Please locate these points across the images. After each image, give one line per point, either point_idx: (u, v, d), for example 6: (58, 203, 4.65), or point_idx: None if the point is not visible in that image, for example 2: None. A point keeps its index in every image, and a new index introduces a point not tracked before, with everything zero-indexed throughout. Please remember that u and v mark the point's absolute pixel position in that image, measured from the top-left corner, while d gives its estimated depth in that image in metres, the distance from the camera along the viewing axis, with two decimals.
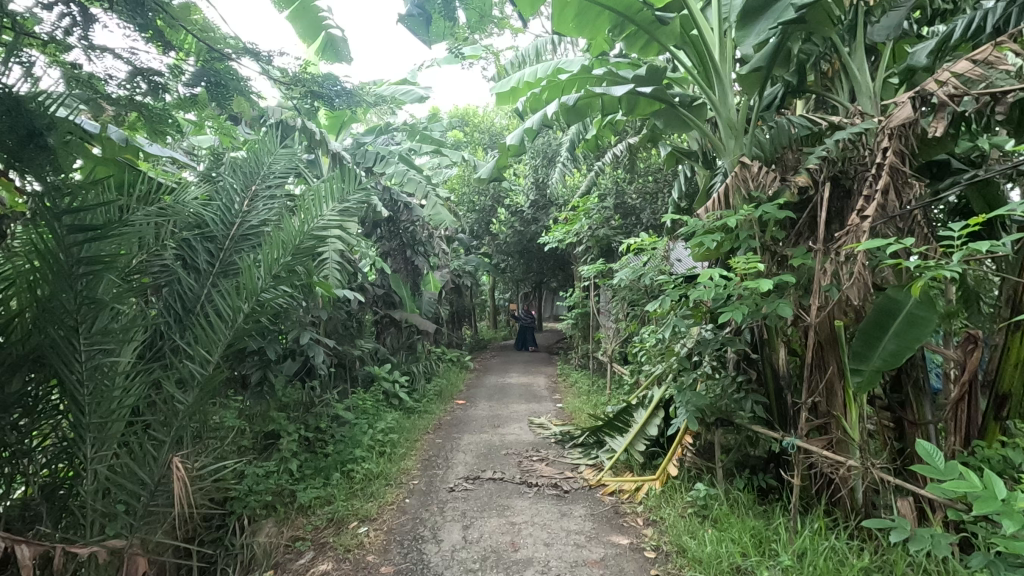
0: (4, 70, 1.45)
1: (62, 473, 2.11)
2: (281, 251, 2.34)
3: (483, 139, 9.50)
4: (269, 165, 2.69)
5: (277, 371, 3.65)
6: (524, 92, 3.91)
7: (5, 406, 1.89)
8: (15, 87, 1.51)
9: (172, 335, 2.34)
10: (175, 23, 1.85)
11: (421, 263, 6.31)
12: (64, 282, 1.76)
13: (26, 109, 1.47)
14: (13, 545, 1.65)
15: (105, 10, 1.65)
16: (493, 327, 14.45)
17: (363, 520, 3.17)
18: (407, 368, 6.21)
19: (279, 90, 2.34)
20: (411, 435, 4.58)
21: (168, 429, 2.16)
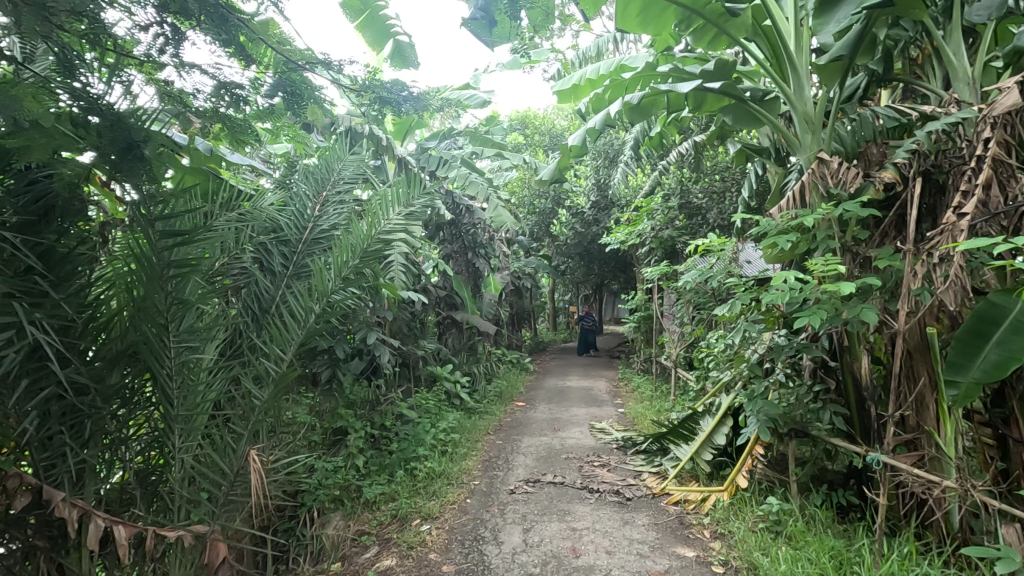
0: (107, 87, 1.52)
1: (154, 460, 2.27)
2: (351, 255, 2.43)
3: (544, 140, 9.47)
4: (339, 171, 2.81)
5: (346, 369, 3.79)
6: (586, 91, 3.86)
7: (106, 398, 2.02)
8: (116, 104, 1.53)
9: (250, 334, 2.47)
10: (256, 37, 1.93)
11: (482, 265, 6.37)
12: (157, 284, 1.91)
13: (124, 121, 1.50)
14: (111, 524, 1.80)
15: (194, 28, 1.71)
16: (552, 330, 14.40)
17: (426, 518, 3.23)
18: (468, 369, 6.30)
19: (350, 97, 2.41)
20: (472, 436, 4.63)
21: (246, 422, 2.30)
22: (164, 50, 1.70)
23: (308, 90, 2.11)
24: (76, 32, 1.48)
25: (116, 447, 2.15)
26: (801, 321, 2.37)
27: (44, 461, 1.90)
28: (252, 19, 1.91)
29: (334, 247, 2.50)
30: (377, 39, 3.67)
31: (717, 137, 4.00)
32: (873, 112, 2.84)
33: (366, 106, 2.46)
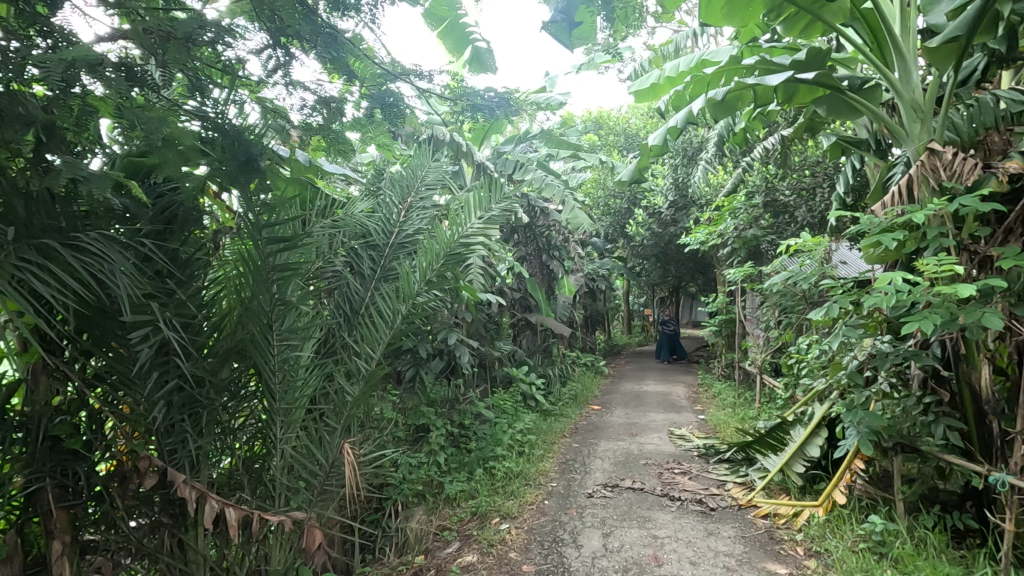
0: (222, 107, 1.61)
1: (257, 448, 2.44)
2: (435, 259, 2.53)
3: (619, 141, 9.33)
4: (423, 177, 2.91)
5: (427, 369, 3.92)
6: (666, 89, 3.75)
7: (219, 390, 2.21)
8: (228, 117, 1.63)
9: (342, 333, 2.61)
10: (368, 62, 2.04)
11: (556, 267, 6.37)
12: (263, 286, 2.10)
13: (242, 139, 1.62)
14: (223, 507, 1.98)
15: (304, 48, 1.78)
16: (627, 333, 14.08)
17: (505, 517, 3.27)
18: (543, 371, 6.31)
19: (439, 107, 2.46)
20: (548, 438, 4.64)
21: (338, 417, 2.45)
22: (276, 72, 1.76)
23: (394, 99, 2.15)
24: (212, 59, 1.59)
25: (226, 435, 2.34)
26: (910, 326, 2.18)
27: (168, 446, 2.10)
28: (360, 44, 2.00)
29: (418, 252, 2.62)
30: (456, 44, 3.73)
31: (807, 130, 3.77)
32: (994, 96, 2.59)
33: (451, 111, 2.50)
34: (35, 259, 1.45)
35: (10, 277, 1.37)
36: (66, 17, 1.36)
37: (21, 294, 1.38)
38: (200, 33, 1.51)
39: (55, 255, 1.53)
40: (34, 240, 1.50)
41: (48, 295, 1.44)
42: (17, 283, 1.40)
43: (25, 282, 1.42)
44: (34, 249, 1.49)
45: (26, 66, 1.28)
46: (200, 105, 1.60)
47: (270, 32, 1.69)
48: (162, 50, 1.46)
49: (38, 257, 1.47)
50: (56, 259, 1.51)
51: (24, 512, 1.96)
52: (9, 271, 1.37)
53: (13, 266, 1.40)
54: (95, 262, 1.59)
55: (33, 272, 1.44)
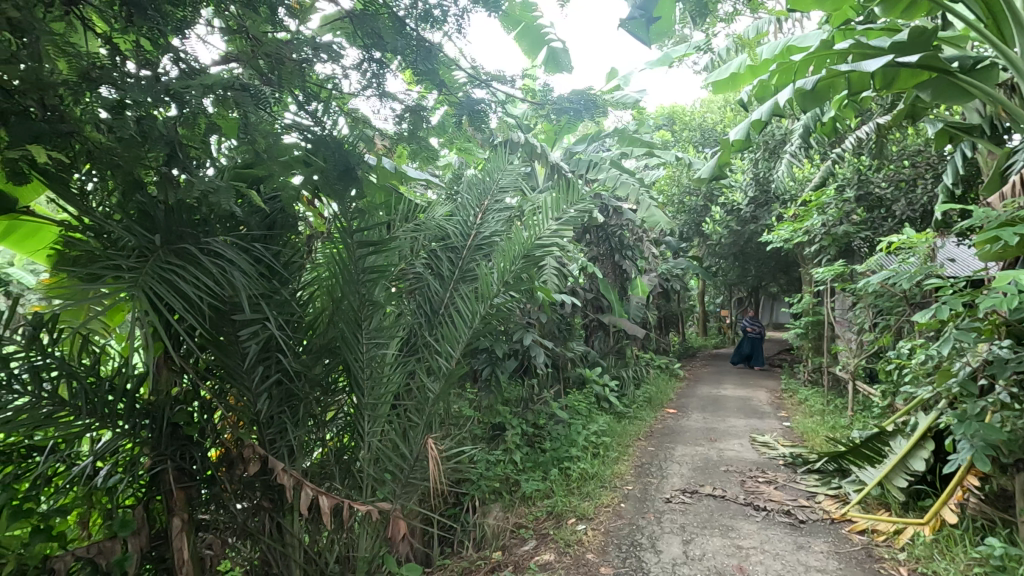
0: (320, 119, 1.70)
1: (345, 439, 2.59)
2: (513, 261, 2.58)
3: (694, 136, 9.02)
4: (499, 180, 2.91)
5: (503, 368, 3.99)
6: (748, 79, 3.58)
7: (313, 384, 2.35)
8: (332, 130, 1.72)
9: (424, 332, 2.70)
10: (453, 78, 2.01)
11: (629, 268, 6.26)
12: (353, 287, 2.23)
13: (342, 149, 1.70)
14: (318, 494, 2.11)
15: (397, 61, 1.83)
16: (702, 334, 13.61)
17: (581, 517, 3.27)
18: (617, 373, 6.24)
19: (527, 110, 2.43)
20: (624, 441, 4.57)
21: (421, 413, 2.57)
22: (370, 86, 1.80)
23: (483, 110, 2.07)
24: (315, 80, 1.69)
25: (318, 428, 2.49)
26: None
27: (269, 435, 2.27)
28: (448, 54, 1.97)
29: (496, 254, 2.67)
30: (533, 46, 3.20)
31: (907, 117, 3.49)
32: None
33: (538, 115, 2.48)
34: (176, 261, 1.68)
35: (156, 277, 1.60)
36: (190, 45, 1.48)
37: (167, 291, 1.60)
38: (297, 49, 1.61)
39: (191, 257, 1.76)
40: (173, 245, 1.73)
41: (188, 292, 1.66)
42: (163, 282, 1.62)
43: (169, 281, 1.64)
44: (174, 253, 1.72)
45: (170, 92, 1.42)
46: (292, 117, 1.67)
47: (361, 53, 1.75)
48: (278, 73, 1.60)
49: (177, 260, 1.69)
50: (193, 261, 1.74)
51: (149, 490, 2.19)
52: (156, 274, 1.61)
53: (159, 268, 1.63)
54: (221, 265, 1.80)
55: (175, 272, 1.66)
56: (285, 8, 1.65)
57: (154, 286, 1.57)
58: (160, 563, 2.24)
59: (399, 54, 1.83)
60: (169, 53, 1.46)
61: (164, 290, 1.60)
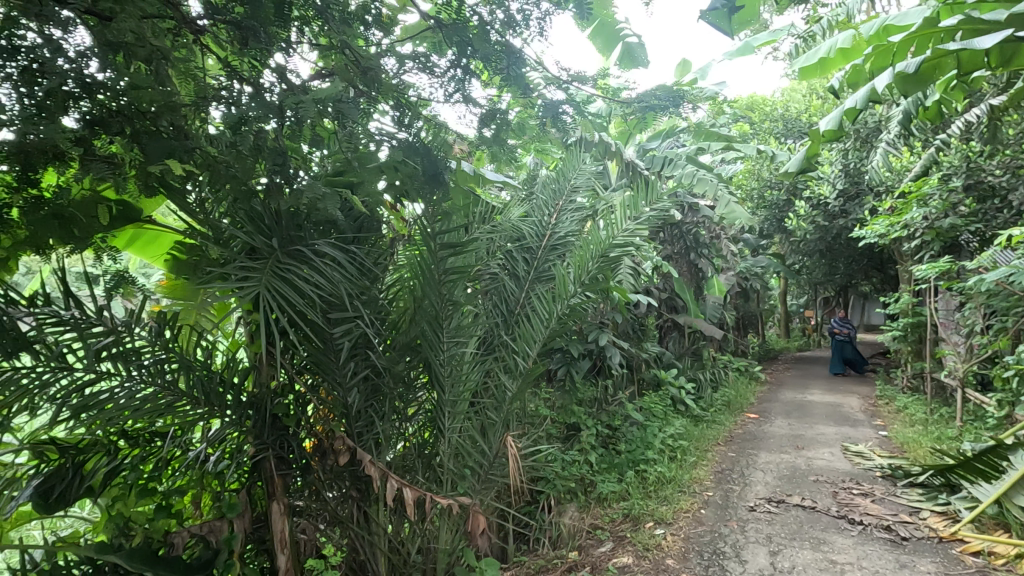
0: (398, 122, 1.73)
1: (425, 435, 2.67)
2: (590, 261, 2.57)
3: (775, 127, 8.58)
4: (574, 180, 2.91)
5: (578, 368, 3.98)
6: (839, 63, 3.39)
7: (396, 380, 2.45)
8: (420, 134, 1.77)
9: (501, 332, 2.75)
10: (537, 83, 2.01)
11: (706, 266, 6.05)
12: (436, 286, 2.31)
13: (433, 155, 1.77)
14: (401, 486, 2.20)
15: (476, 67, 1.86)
16: (784, 335, 12.88)
17: (659, 522, 3.21)
18: (694, 375, 6.04)
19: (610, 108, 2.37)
20: (703, 445, 4.43)
21: (499, 411, 2.63)
22: (453, 92, 1.85)
23: (566, 113, 2.10)
24: (406, 91, 1.76)
25: (401, 423, 2.59)
26: None
27: (358, 428, 2.39)
28: (528, 58, 1.92)
29: (573, 255, 2.67)
30: (608, 43, 3.04)
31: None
32: None
33: (618, 113, 2.43)
34: (290, 263, 1.88)
35: (275, 276, 1.83)
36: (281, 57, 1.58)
37: (282, 287, 1.83)
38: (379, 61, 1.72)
39: (303, 258, 1.95)
40: (288, 248, 1.93)
41: (301, 289, 1.87)
42: (280, 280, 1.85)
43: (286, 279, 1.86)
44: (289, 255, 1.92)
45: (284, 109, 1.54)
46: (377, 123, 1.71)
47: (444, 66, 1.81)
48: (374, 84, 1.69)
49: (292, 261, 1.90)
50: (305, 262, 1.94)
51: (251, 476, 2.37)
52: (273, 272, 1.83)
53: (277, 267, 1.85)
54: (326, 266, 1.97)
55: (291, 272, 1.88)
56: (367, 23, 1.72)
57: (272, 283, 1.80)
58: (260, 543, 2.43)
59: (475, 56, 1.83)
60: (273, 66, 1.57)
61: (281, 286, 1.83)
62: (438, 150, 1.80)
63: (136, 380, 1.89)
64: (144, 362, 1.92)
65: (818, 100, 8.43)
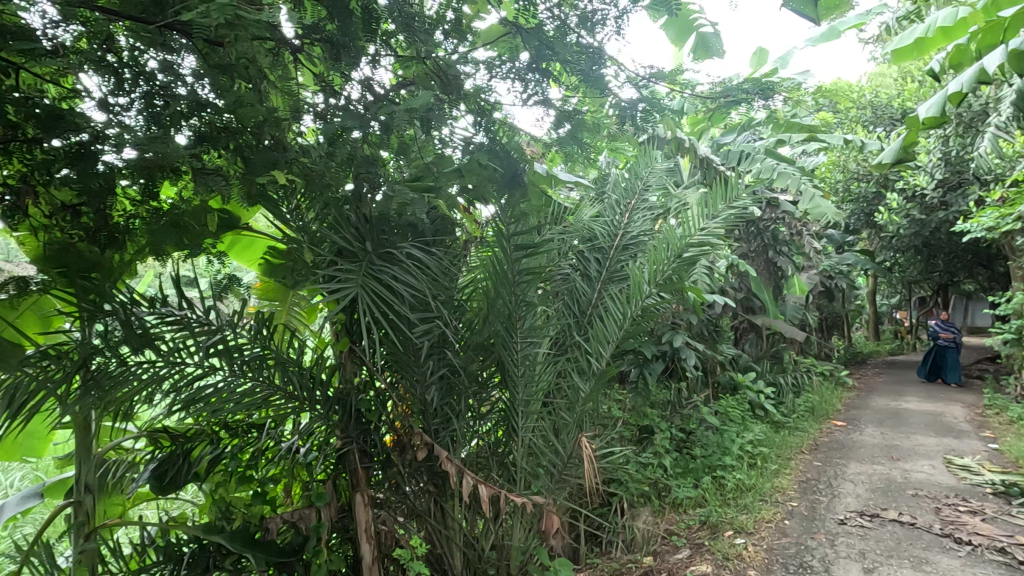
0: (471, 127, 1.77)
1: (499, 434, 2.71)
2: (666, 262, 2.50)
3: (863, 114, 8.01)
4: (646, 179, 2.83)
5: (651, 370, 3.88)
6: (941, 43, 3.16)
7: (470, 380, 2.51)
8: (477, 137, 1.79)
9: (573, 333, 2.74)
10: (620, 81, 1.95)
11: (786, 264, 5.75)
12: (510, 287, 2.35)
13: (512, 159, 1.81)
14: (477, 483, 2.24)
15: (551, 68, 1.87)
16: (874, 338, 12.00)
17: (739, 531, 3.09)
18: (773, 379, 5.75)
19: (691, 106, 2.26)
20: (785, 453, 4.21)
21: (572, 412, 2.63)
22: (532, 95, 1.89)
23: (651, 111, 1.98)
24: (483, 96, 1.79)
25: (475, 421, 2.64)
26: None
27: (435, 424, 2.47)
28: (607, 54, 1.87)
29: (647, 255, 2.62)
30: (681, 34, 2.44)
31: None
32: None
33: (697, 109, 2.31)
34: (382, 264, 1.99)
35: (371, 276, 1.94)
36: (360, 67, 1.65)
37: (377, 286, 1.94)
38: (457, 66, 1.76)
39: (394, 259, 2.06)
40: (382, 249, 2.03)
41: (396, 288, 1.99)
42: (375, 280, 1.96)
43: (381, 279, 1.98)
44: (382, 256, 2.03)
45: (373, 120, 1.64)
46: (449, 132, 1.75)
47: (517, 72, 1.86)
48: (454, 89, 1.73)
49: (385, 262, 2.01)
50: (396, 263, 2.04)
51: (336, 468, 2.49)
52: (367, 273, 1.95)
53: (371, 267, 1.97)
54: (413, 267, 2.07)
55: (385, 272, 1.99)
56: (444, 31, 1.76)
57: (368, 282, 1.92)
58: (345, 532, 2.55)
59: (553, 57, 1.85)
60: (359, 79, 1.66)
61: (376, 286, 1.94)
62: (508, 151, 1.81)
63: (234, 374, 2.03)
64: (240, 358, 2.05)
65: (914, 83, 7.78)
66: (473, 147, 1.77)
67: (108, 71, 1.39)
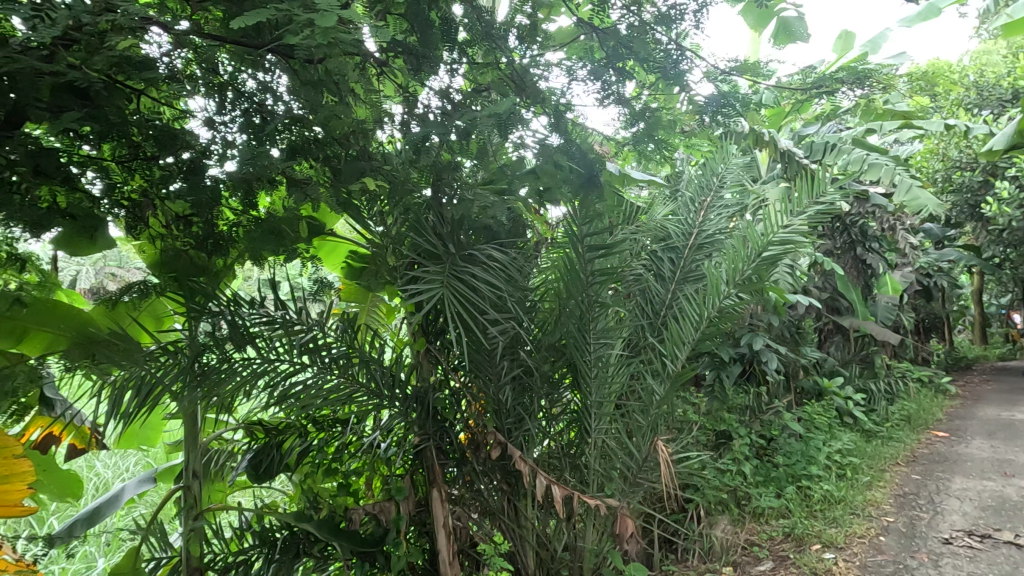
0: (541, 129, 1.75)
1: (571, 435, 2.70)
2: (746, 261, 2.40)
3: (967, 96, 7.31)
4: (722, 175, 2.70)
5: (729, 373, 3.80)
6: None
7: (543, 380, 2.51)
8: (549, 138, 1.75)
9: (648, 334, 2.69)
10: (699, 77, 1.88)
11: (878, 262, 5.36)
12: (584, 288, 2.33)
13: (589, 161, 1.76)
14: (550, 483, 2.25)
15: (626, 67, 1.83)
16: (980, 341, 10.92)
17: (828, 545, 2.93)
18: (864, 385, 5.36)
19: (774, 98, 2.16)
20: (878, 464, 3.91)
21: (646, 415, 2.58)
22: (606, 95, 1.84)
23: (731, 107, 1.88)
24: (556, 98, 1.79)
25: (548, 422, 2.64)
26: None
27: (508, 424, 2.50)
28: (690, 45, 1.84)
29: (726, 255, 2.53)
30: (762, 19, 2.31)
31: None
32: None
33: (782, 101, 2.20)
34: (465, 265, 2.04)
35: (454, 277, 2.01)
36: (437, 74, 1.74)
37: (461, 287, 2.00)
38: (531, 71, 1.79)
39: (475, 260, 2.12)
40: (464, 251, 2.09)
41: (479, 288, 2.05)
42: (458, 281, 2.03)
43: (464, 279, 2.04)
44: (465, 258, 2.09)
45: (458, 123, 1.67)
46: (522, 135, 1.73)
47: (594, 72, 1.82)
48: (528, 90, 1.77)
49: (468, 263, 2.07)
50: (477, 264, 2.09)
51: (414, 463, 2.58)
52: (452, 274, 2.01)
53: (455, 269, 2.03)
54: (494, 268, 2.11)
55: (468, 273, 2.05)
56: (518, 36, 1.78)
57: (453, 283, 1.99)
58: (422, 526, 2.62)
59: (627, 56, 1.82)
60: (437, 88, 1.74)
61: (460, 286, 2.00)
62: (578, 151, 1.75)
63: (322, 371, 2.15)
64: (327, 355, 2.17)
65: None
66: (543, 147, 1.74)
67: (214, 93, 1.52)
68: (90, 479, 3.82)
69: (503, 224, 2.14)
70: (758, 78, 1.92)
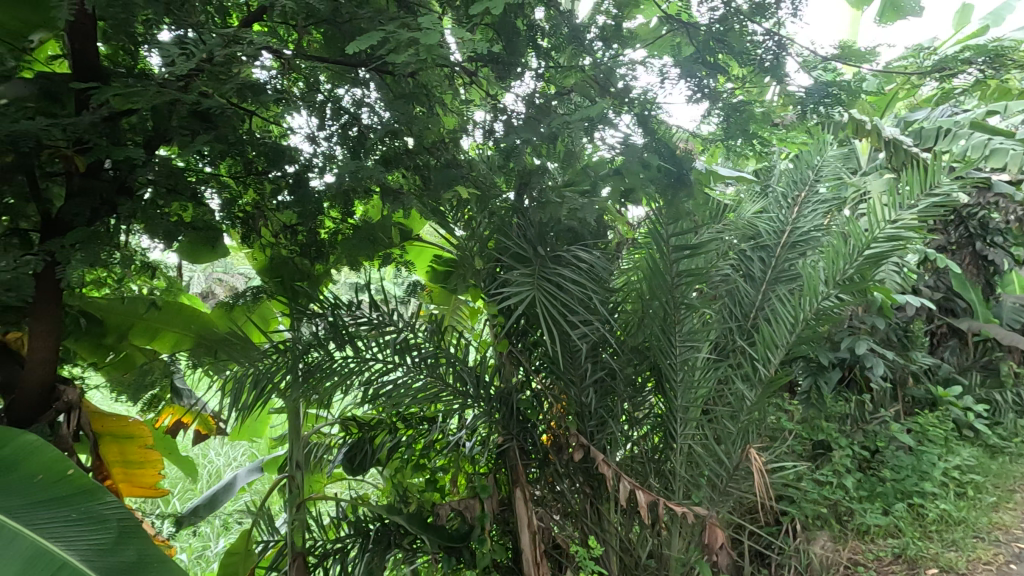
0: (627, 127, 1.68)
1: (655, 440, 2.64)
2: (848, 259, 2.23)
3: None
4: (818, 169, 2.58)
5: (828, 380, 3.55)
6: None
7: (626, 383, 2.47)
8: (634, 136, 1.69)
9: (737, 337, 2.57)
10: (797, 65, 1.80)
11: (1002, 258, 4.81)
12: (669, 289, 2.28)
13: (678, 161, 1.70)
14: (634, 487, 2.20)
15: (717, 60, 1.77)
16: None
17: (946, 571, 2.83)
18: (986, 395, 4.82)
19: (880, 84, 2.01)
20: (1005, 484, 3.53)
21: (736, 422, 2.47)
22: (692, 90, 1.77)
23: (834, 96, 1.77)
24: (642, 97, 1.71)
25: (631, 426, 2.60)
26: None
27: (590, 428, 2.47)
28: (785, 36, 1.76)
29: (824, 253, 2.37)
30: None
31: None
32: None
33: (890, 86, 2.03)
34: (553, 266, 2.11)
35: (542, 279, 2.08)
36: (522, 80, 1.78)
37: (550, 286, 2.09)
38: (613, 70, 1.72)
39: (563, 261, 2.17)
40: (552, 253, 2.15)
41: (567, 287, 2.11)
42: (547, 281, 2.10)
43: (552, 280, 2.11)
44: (553, 259, 2.15)
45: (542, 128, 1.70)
46: (607, 135, 1.70)
47: (683, 69, 1.75)
48: (609, 91, 1.71)
49: (556, 263, 2.13)
50: (565, 264, 2.15)
51: (497, 463, 2.62)
52: (541, 276, 2.08)
53: (544, 270, 2.10)
54: (581, 266, 2.16)
55: (557, 272, 2.12)
56: (601, 37, 1.76)
57: (542, 284, 2.06)
58: (505, 524, 2.64)
59: (720, 50, 1.77)
60: (521, 95, 1.78)
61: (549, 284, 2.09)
62: (665, 150, 1.68)
63: (411, 371, 2.24)
64: (415, 356, 2.26)
65: None
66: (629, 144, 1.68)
67: (315, 111, 1.64)
68: (205, 466, 4.21)
69: (587, 225, 2.15)
70: (862, 63, 1.77)
